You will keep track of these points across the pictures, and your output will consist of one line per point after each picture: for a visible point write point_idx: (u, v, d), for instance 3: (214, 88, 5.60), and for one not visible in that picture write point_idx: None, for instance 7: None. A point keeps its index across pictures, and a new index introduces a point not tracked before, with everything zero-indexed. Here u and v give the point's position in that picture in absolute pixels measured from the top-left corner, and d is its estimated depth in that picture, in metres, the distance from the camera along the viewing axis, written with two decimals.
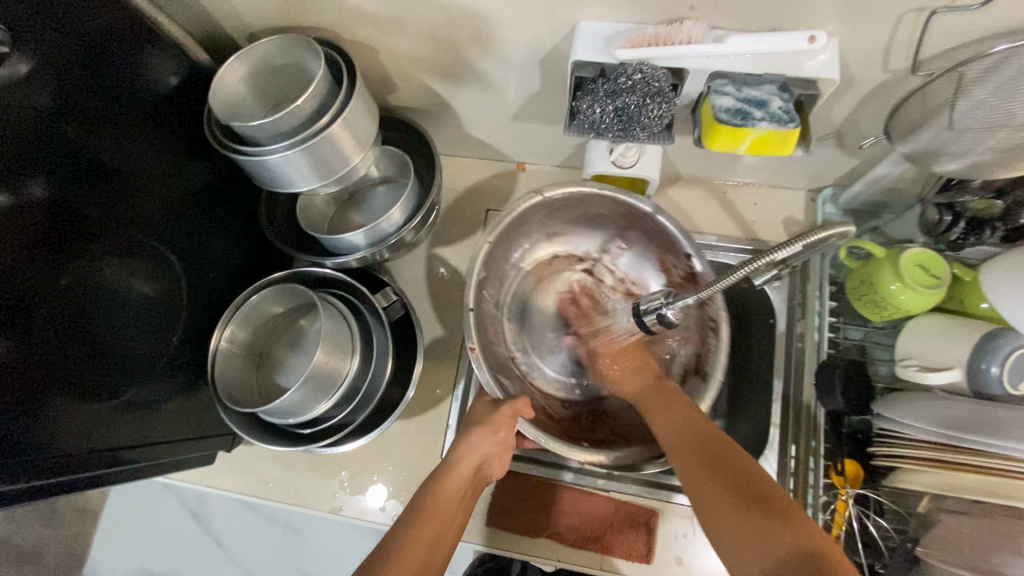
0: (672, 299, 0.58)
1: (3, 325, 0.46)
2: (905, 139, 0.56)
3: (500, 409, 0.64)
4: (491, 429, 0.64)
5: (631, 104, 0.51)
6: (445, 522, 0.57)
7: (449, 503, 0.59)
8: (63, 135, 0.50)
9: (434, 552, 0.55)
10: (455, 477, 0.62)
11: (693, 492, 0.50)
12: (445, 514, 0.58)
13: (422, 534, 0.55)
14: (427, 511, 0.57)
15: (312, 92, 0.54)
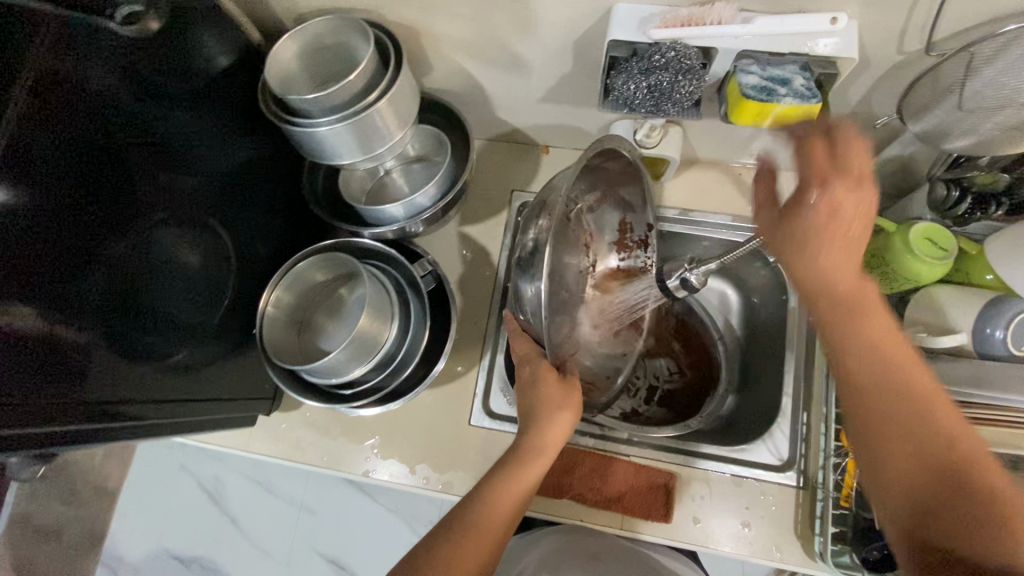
0: (695, 265, 0.63)
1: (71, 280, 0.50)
2: (917, 118, 0.60)
3: (565, 394, 0.61)
4: (555, 414, 0.60)
5: (663, 82, 0.55)
6: (507, 503, 0.59)
7: (512, 486, 0.59)
8: (127, 106, 0.53)
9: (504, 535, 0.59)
10: (519, 464, 0.60)
11: (860, 372, 0.49)
12: (506, 497, 0.59)
13: (491, 516, 0.58)
14: (494, 493, 0.59)
15: (364, 69, 0.58)
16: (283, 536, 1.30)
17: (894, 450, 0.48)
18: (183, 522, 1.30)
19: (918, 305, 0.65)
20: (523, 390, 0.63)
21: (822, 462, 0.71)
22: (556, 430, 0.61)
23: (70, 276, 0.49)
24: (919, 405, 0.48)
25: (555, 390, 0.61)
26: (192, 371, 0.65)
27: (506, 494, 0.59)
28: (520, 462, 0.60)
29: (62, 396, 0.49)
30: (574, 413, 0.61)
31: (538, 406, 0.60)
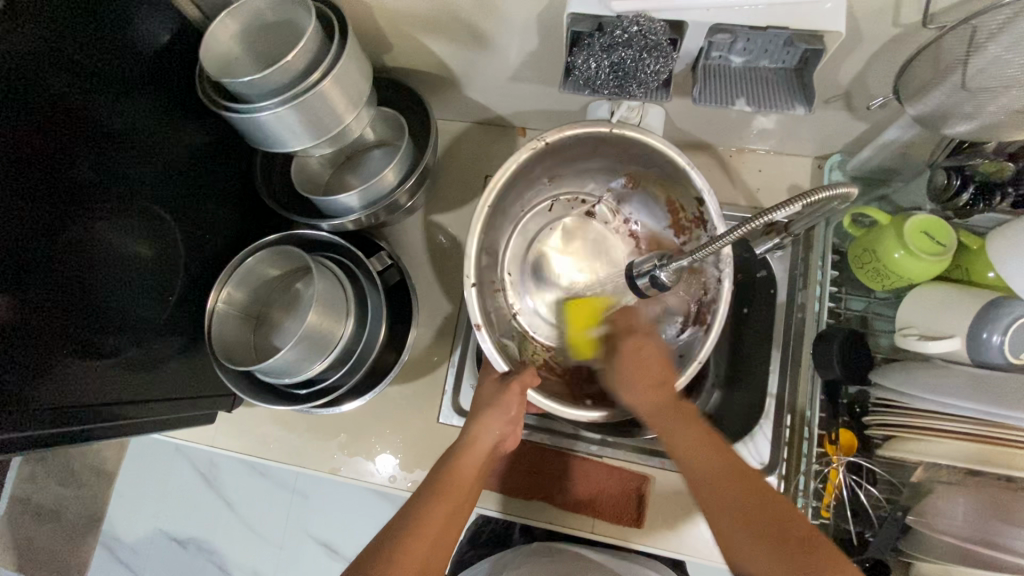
0: (666, 261, 0.57)
1: (4, 281, 0.47)
2: (914, 100, 0.54)
3: (507, 390, 0.64)
4: (493, 410, 0.63)
5: (627, 59, 0.50)
6: (452, 496, 0.59)
7: (456, 477, 0.61)
8: (56, 91, 0.50)
9: (444, 537, 0.57)
10: (461, 456, 0.62)
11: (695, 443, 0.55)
12: (452, 493, 0.59)
13: (434, 510, 0.57)
14: (437, 489, 0.59)
15: (303, 48, 0.54)
16: (276, 522, 1.21)
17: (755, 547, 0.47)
18: (172, 504, 1.22)
19: (911, 305, 0.61)
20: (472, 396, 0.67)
21: (804, 468, 0.66)
22: (494, 426, 0.63)
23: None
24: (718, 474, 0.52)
25: (497, 389, 0.65)
26: (148, 370, 0.63)
27: (445, 494, 0.59)
28: (462, 453, 0.62)
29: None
30: (515, 407, 0.64)
31: (481, 404, 0.65)
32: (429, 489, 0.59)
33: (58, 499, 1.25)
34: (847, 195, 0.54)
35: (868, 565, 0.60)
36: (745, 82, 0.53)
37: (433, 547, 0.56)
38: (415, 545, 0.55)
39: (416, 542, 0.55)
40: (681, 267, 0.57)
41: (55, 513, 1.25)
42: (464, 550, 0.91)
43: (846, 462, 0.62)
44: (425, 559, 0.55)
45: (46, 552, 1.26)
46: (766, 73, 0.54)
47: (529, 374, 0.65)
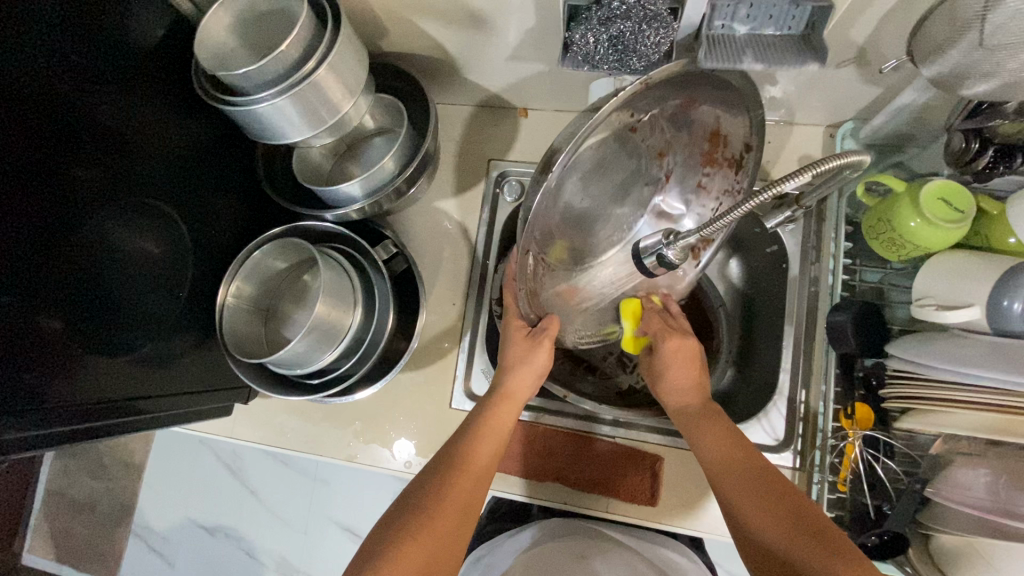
0: (672, 238, 0.54)
1: (19, 283, 0.48)
2: (929, 60, 0.52)
3: (535, 342, 0.63)
4: (527, 358, 0.64)
5: (625, 32, 0.49)
6: (490, 436, 0.60)
7: (493, 420, 0.61)
8: (56, 94, 0.50)
9: (481, 484, 0.57)
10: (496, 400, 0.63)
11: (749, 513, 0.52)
12: (490, 434, 0.60)
13: (475, 449, 0.58)
14: (475, 431, 0.60)
15: (296, 36, 0.53)
16: (300, 506, 1.24)
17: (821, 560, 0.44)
18: (200, 495, 1.26)
19: (927, 275, 0.59)
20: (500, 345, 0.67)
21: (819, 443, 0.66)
22: (526, 375, 0.64)
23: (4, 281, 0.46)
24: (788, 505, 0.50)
25: (524, 342, 0.65)
26: (163, 364, 0.64)
27: (484, 441, 0.59)
28: (500, 400, 0.63)
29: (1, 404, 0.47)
30: (545, 357, 0.64)
31: (511, 356, 0.64)
32: (467, 432, 0.60)
33: (90, 491, 1.29)
34: (859, 163, 0.52)
35: (886, 538, 0.59)
36: (748, 50, 0.52)
37: (475, 485, 0.56)
38: (461, 481, 0.55)
39: (463, 480, 0.55)
40: (688, 243, 0.54)
41: (89, 504, 1.29)
42: (482, 532, 0.92)
43: (861, 436, 0.61)
44: (473, 490, 0.56)
45: (82, 542, 1.30)
46: (772, 39, 0.52)
47: (552, 320, 0.62)
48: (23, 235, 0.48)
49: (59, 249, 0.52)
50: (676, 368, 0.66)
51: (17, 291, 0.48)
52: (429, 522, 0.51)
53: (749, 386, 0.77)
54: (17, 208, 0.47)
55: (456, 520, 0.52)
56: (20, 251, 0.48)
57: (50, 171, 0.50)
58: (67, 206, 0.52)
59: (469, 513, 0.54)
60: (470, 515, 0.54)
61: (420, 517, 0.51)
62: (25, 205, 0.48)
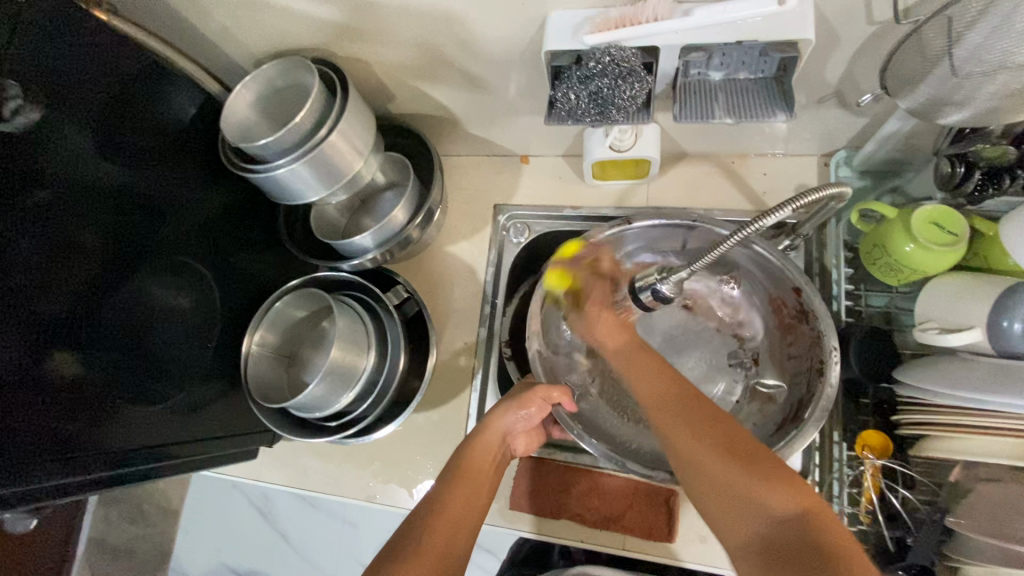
0: (665, 275, 0.59)
1: (67, 338, 0.54)
2: (903, 93, 0.54)
3: (532, 389, 0.68)
4: (521, 402, 0.67)
5: (603, 87, 0.53)
6: (468, 477, 0.62)
7: (473, 462, 0.63)
8: (100, 170, 0.57)
9: (460, 533, 0.56)
10: (474, 442, 0.65)
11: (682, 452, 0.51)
12: (469, 483, 0.61)
13: (456, 490, 0.60)
14: (453, 472, 0.62)
15: (309, 108, 0.59)
16: (330, 547, 1.24)
17: (737, 517, 0.46)
18: (233, 537, 1.28)
19: (929, 299, 0.60)
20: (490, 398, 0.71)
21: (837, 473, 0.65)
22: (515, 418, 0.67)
23: (46, 335, 0.52)
24: (736, 451, 0.49)
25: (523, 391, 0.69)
26: (191, 412, 0.68)
27: (461, 491, 0.60)
28: (474, 439, 0.66)
29: (41, 451, 0.51)
30: (538, 402, 0.67)
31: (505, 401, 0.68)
32: (448, 473, 0.62)
33: (131, 537, 1.34)
34: (840, 194, 0.54)
35: (913, 571, 0.57)
36: (723, 95, 0.55)
37: (457, 525, 0.56)
38: (439, 528, 0.55)
39: (441, 526, 0.55)
40: (682, 279, 0.58)
41: (129, 550, 1.34)
42: None
43: (877, 464, 0.60)
44: (454, 539, 0.55)
45: None
46: (745, 83, 0.55)
47: (556, 390, 0.67)
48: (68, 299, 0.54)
49: (97, 304, 0.57)
50: (599, 321, 0.68)
51: (62, 350, 0.53)
52: (418, 562, 0.50)
53: None
54: (61, 266, 0.53)
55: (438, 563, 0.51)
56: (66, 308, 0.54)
57: (88, 229, 0.56)
58: (107, 265, 0.58)
59: (450, 560, 0.52)
60: (453, 565, 0.53)
61: (404, 558, 0.51)
62: (66, 264, 0.54)
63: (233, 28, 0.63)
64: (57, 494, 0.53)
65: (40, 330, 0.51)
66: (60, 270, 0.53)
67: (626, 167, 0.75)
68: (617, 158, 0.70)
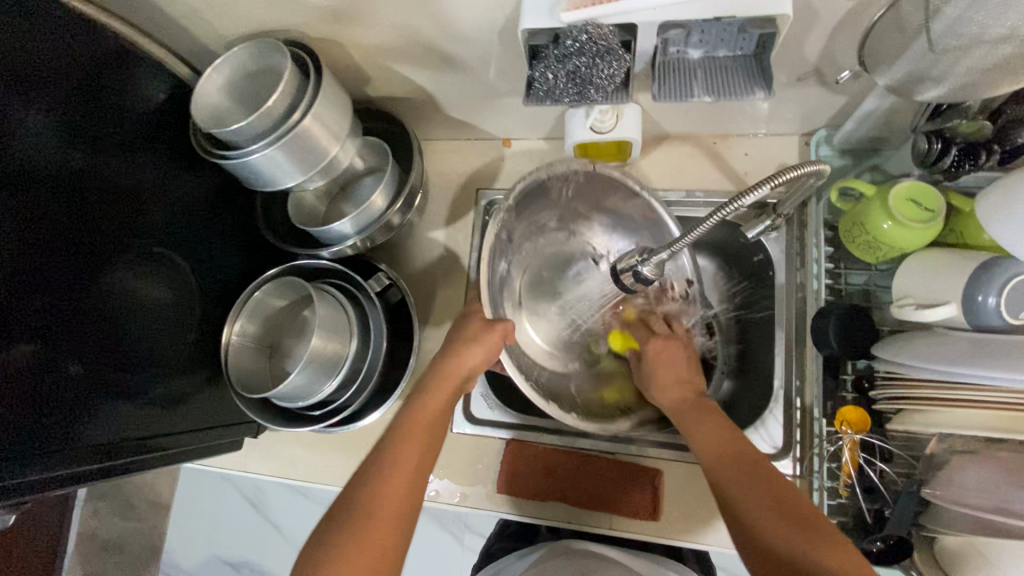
0: (646, 256, 0.58)
1: (35, 330, 0.52)
2: (882, 69, 0.54)
3: (487, 329, 0.65)
4: (471, 346, 0.63)
5: (581, 66, 0.52)
6: (418, 435, 0.58)
7: (427, 410, 0.60)
8: (65, 157, 0.55)
9: (412, 487, 0.55)
10: (424, 398, 0.61)
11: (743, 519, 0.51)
12: (422, 429, 0.59)
13: (402, 451, 0.56)
14: (401, 432, 0.58)
15: (281, 91, 0.57)
16: None
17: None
18: (223, 528, 1.28)
19: (906, 275, 0.60)
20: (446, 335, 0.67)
21: (817, 448, 0.66)
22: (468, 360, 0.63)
23: (3, 331, 0.49)
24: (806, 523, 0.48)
25: (468, 333, 0.65)
26: (173, 404, 0.67)
27: (412, 439, 0.58)
28: (423, 394, 0.62)
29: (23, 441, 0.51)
30: (486, 347, 0.64)
31: (449, 349, 0.64)
32: (394, 433, 0.58)
33: (120, 530, 1.32)
34: (819, 172, 0.54)
35: (891, 542, 0.58)
36: (702, 73, 0.54)
37: (407, 488, 0.54)
38: (388, 483, 0.54)
39: (391, 482, 0.54)
40: (662, 260, 0.58)
41: (119, 543, 1.32)
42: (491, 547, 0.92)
43: (856, 439, 0.61)
44: (403, 495, 0.54)
45: None
46: (725, 61, 0.54)
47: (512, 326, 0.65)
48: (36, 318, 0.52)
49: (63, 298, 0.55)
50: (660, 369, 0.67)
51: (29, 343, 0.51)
52: (358, 539, 0.50)
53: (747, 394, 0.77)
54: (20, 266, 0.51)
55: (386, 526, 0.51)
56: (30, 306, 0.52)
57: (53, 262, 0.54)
58: (72, 261, 0.56)
59: (399, 521, 0.52)
60: (401, 525, 0.53)
61: (347, 533, 0.51)
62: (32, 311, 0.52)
63: (201, 9, 0.61)
64: (38, 489, 0.53)
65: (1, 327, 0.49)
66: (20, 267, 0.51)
67: (608, 149, 0.75)
68: (598, 140, 0.69)
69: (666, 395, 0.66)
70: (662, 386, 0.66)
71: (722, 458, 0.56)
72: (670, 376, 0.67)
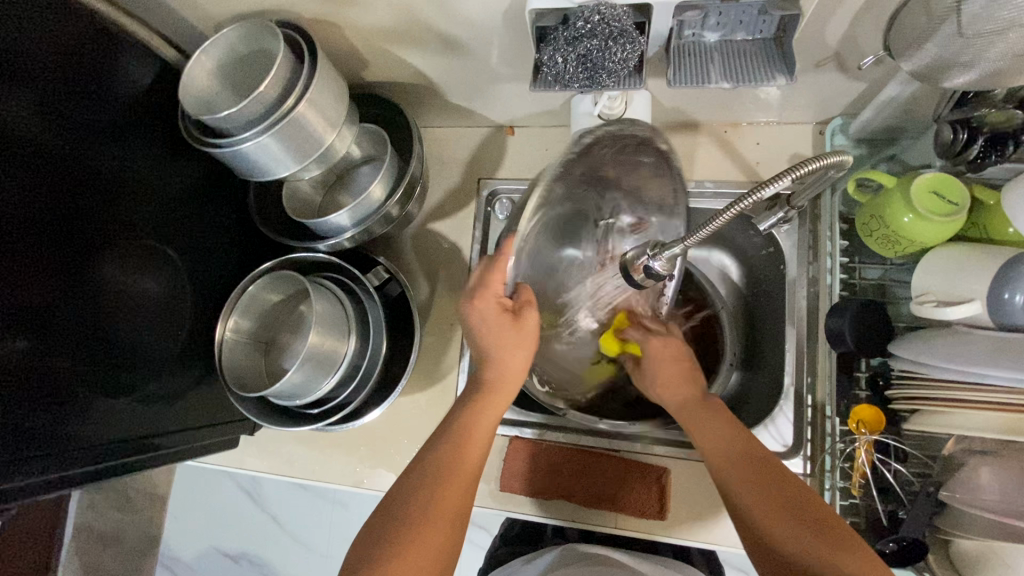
0: (657, 251, 0.56)
1: (23, 327, 0.51)
2: (906, 55, 0.51)
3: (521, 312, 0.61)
4: (515, 345, 0.61)
5: (593, 50, 0.49)
6: (479, 439, 0.59)
7: (480, 422, 0.60)
8: (47, 145, 0.52)
9: (465, 497, 0.56)
10: (488, 399, 0.61)
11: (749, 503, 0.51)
12: (474, 440, 0.59)
13: (465, 453, 0.58)
14: (460, 435, 0.59)
15: (274, 75, 0.54)
16: (320, 528, 1.24)
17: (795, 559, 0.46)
18: (221, 521, 1.27)
19: (925, 270, 0.58)
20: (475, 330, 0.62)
21: (828, 447, 0.64)
22: (518, 360, 0.62)
23: None
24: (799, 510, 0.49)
25: (509, 328, 0.60)
26: (166, 401, 0.65)
27: (466, 453, 0.58)
28: (486, 397, 0.61)
29: (14, 443, 0.49)
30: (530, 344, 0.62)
31: (497, 346, 0.61)
32: (455, 435, 0.59)
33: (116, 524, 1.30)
34: (841, 163, 0.51)
35: (905, 543, 0.57)
36: (720, 57, 0.51)
37: (465, 490, 0.56)
38: (444, 497, 0.54)
39: (447, 495, 0.55)
40: (675, 255, 0.55)
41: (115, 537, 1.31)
42: (497, 553, 0.95)
43: (871, 440, 0.59)
44: (460, 505, 0.55)
45: None
46: (743, 45, 0.52)
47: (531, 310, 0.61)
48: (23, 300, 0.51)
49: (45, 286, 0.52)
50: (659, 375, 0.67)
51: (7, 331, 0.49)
52: (420, 538, 0.51)
53: (756, 391, 0.75)
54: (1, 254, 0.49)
55: (444, 534, 0.52)
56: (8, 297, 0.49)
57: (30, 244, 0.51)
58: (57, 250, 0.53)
59: (456, 528, 0.54)
60: (456, 530, 0.54)
61: (405, 530, 0.51)
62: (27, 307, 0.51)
63: None
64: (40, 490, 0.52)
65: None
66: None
67: None
68: (606, 129, 0.66)
69: (671, 394, 0.65)
70: (670, 386, 0.66)
71: (724, 457, 0.55)
72: (679, 377, 0.65)
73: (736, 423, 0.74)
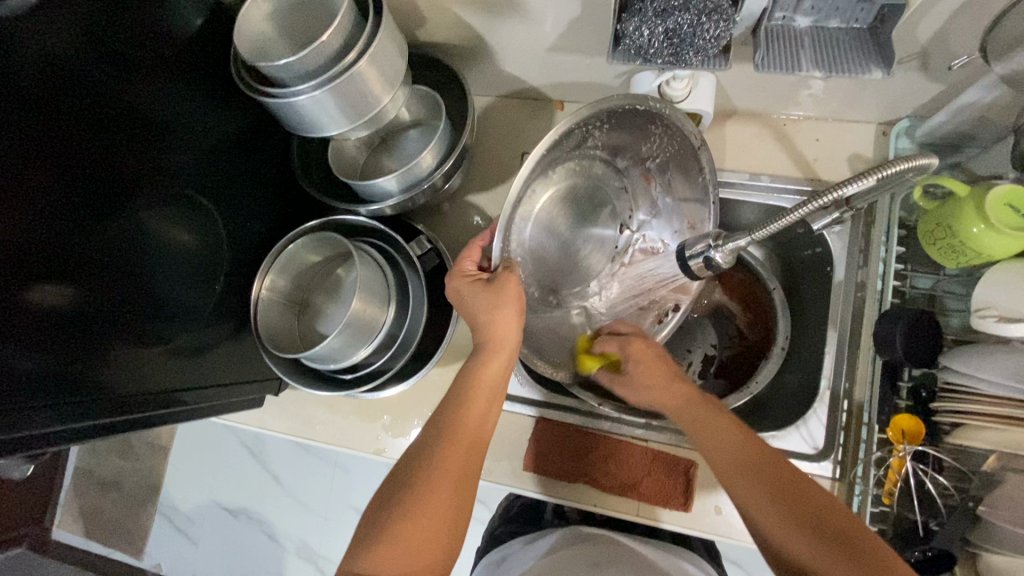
0: (721, 241, 0.55)
1: (63, 275, 0.49)
2: (1001, 59, 0.49)
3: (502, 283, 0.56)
4: (502, 304, 0.56)
5: (684, 24, 0.47)
6: (480, 396, 0.58)
7: (479, 381, 0.59)
8: (96, 83, 0.49)
9: (473, 455, 0.56)
10: (484, 358, 0.59)
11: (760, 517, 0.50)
12: (475, 399, 0.58)
13: (465, 418, 0.57)
14: (461, 397, 0.58)
15: (337, 26, 0.52)
16: (322, 492, 1.24)
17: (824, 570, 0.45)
18: (223, 475, 1.27)
19: (988, 284, 0.56)
20: (464, 301, 0.61)
21: (863, 455, 0.63)
22: (508, 319, 0.57)
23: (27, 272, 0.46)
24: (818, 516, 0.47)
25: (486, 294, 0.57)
26: (196, 356, 0.64)
27: (465, 417, 0.57)
28: (483, 356, 0.59)
29: (56, 392, 0.49)
30: (515, 298, 0.56)
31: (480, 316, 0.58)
32: (454, 399, 0.58)
33: (118, 470, 1.30)
34: (927, 166, 0.48)
35: (932, 553, 0.57)
36: (810, 43, 0.49)
37: (468, 454, 0.55)
38: (447, 458, 0.54)
39: (450, 457, 0.54)
40: (738, 248, 0.54)
41: (116, 483, 1.31)
42: (497, 531, 0.96)
43: (912, 451, 0.59)
44: (466, 463, 0.55)
45: (110, 519, 1.31)
46: (836, 33, 0.49)
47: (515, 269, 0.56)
48: (62, 243, 0.49)
49: (76, 229, 0.50)
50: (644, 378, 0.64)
51: (55, 286, 0.48)
52: (427, 505, 0.51)
53: (788, 391, 0.74)
54: (24, 194, 0.45)
55: (454, 497, 0.52)
56: (32, 239, 0.46)
57: (70, 186, 0.49)
58: (88, 182, 0.50)
59: (464, 489, 0.54)
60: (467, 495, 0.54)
61: (416, 499, 0.51)
62: (63, 253, 0.49)
63: None
64: (76, 439, 0.51)
65: (9, 261, 0.44)
66: (42, 180, 0.46)
67: None
68: None
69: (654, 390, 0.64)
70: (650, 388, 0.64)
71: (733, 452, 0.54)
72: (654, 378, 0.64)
73: (766, 421, 0.73)
